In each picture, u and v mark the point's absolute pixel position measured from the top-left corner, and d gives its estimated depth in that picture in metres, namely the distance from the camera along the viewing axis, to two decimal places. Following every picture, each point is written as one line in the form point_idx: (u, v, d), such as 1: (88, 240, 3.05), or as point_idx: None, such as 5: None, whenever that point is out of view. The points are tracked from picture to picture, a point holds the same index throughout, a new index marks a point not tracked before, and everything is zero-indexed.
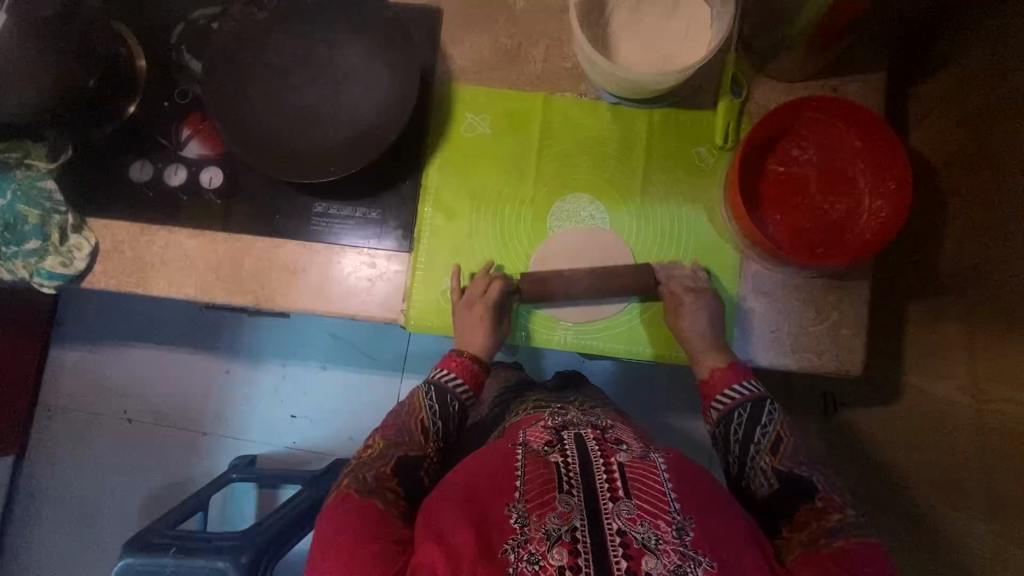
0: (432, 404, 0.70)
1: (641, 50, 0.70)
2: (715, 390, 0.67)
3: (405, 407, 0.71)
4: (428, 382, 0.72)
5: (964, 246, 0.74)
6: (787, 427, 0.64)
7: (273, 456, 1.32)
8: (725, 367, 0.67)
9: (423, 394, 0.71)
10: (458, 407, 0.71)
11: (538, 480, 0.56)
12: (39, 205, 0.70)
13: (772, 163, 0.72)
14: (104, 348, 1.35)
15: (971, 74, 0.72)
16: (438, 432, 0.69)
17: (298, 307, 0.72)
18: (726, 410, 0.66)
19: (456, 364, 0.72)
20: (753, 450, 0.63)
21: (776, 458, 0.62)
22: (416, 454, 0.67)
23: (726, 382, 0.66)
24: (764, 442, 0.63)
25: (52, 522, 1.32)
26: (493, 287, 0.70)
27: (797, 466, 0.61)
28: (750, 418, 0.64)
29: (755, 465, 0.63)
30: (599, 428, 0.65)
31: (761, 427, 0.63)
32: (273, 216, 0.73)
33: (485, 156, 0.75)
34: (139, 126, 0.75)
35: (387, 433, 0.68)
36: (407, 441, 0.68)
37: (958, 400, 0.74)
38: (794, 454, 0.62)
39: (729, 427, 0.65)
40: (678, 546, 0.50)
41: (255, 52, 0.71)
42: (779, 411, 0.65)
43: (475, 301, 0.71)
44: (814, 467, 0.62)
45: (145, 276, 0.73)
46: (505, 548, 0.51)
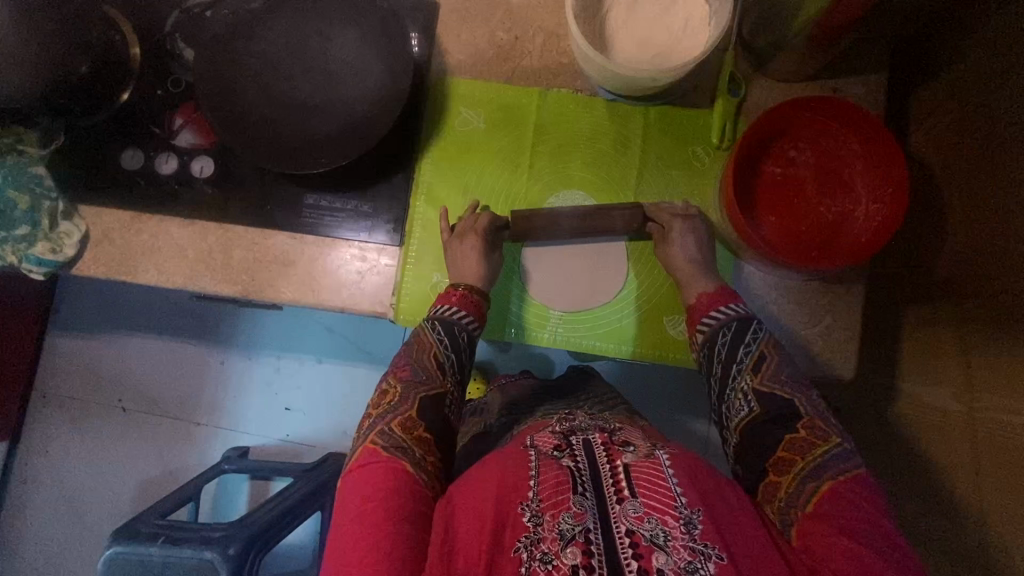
0: (442, 340, 0.68)
1: (638, 48, 0.69)
2: (699, 313, 0.68)
3: (415, 345, 0.68)
4: (431, 318, 0.69)
5: (962, 251, 0.73)
6: (772, 345, 0.64)
7: (266, 448, 1.31)
8: (711, 291, 0.68)
9: (429, 329, 0.68)
10: (467, 338, 0.69)
11: (551, 479, 0.54)
12: (29, 191, 0.70)
13: (768, 164, 0.72)
14: (99, 337, 1.35)
15: (972, 76, 0.71)
16: (453, 366, 0.68)
17: (287, 299, 0.72)
18: (712, 331, 0.66)
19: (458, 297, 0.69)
20: (736, 369, 0.64)
21: (757, 378, 0.63)
22: (435, 391, 0.66)
23: (712, 306, 0.67)
24: (746, 359, 0.64)
25: (45, 510, 1.32)
26: (483, 220, 0.70)
27: (779, 385, 0.62)
28: (735, 337, 0.65)
29: (735, 386, 0.64)
30: (607, 431, 0.64)
31: (744, 346, 0.64)
32: (264, 207, 0.73)
33: (479, 151, 0.75)
34: (131, 113, 0.75)
35: (402, 375, 0.66)
36: (426, 380, 0.66)
37: (953, 406, 0.73)
38: (776, 372, 0.63)
39: (716, 348, 0.66)
40: (687, 541, 0.50)
41: (248, 41, 0.70)
42: (764, 331, 0.65)
43: (466, 234, 0.70)
44: (795, 387, 0.62)
45: (134, 265, 0.73)
46: (516, 546, 0.50)
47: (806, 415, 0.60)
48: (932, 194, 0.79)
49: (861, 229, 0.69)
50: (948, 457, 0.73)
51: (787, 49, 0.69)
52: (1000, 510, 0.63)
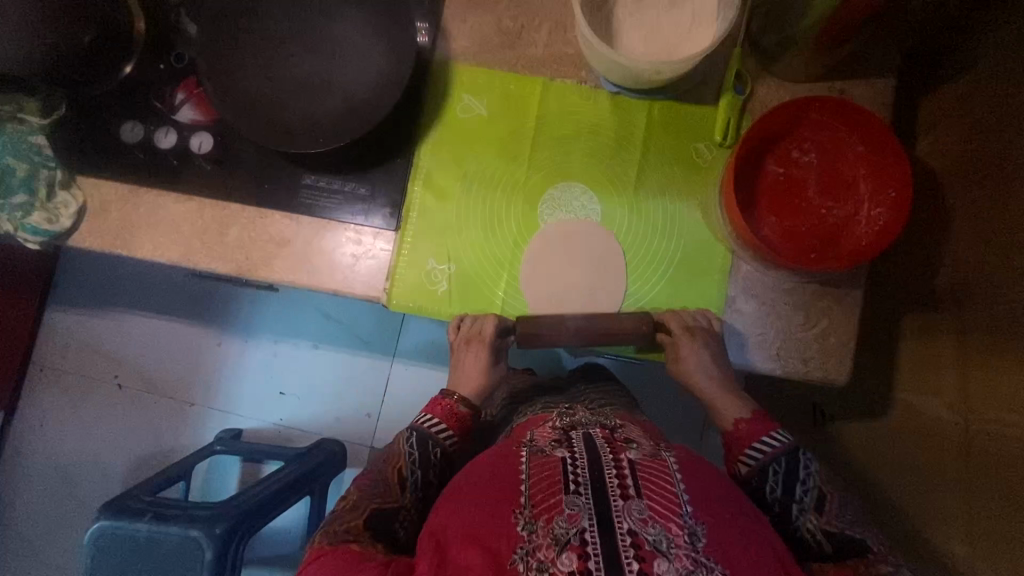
0: (411, 452, 0.69)
1: (643, 40, 0.69)
2: (743, 445, 0.65)
3: (384, 459, 0.70)
4: (411, 427, 0.72)
5: (964, 260, 0.72)
6: (827, 480, 0.61)
7: (259, 431, 1.32)
8: (749, 420, 0.67)
9: (404, 441, 0.70)
10: (440, 453, 0.70)
11: (543, 481, 0.54)
12: (28, 159, 0.70)
13: (771, 163, 0.71)
14: (99, 312, 1.35)
15: (981, 83, 0.70)
16: (415, 480, 0.68)
17: (281, 279, 0.72)
18: (760, 463, 0.63)
19: (451, 414, 0.74)
20: (798, 508, 0.60)
21: (822, 518, 0.60)
22: (388, 505, 0.65)
23: (754, 437, 0.65)
24: (807, 501, 0.60)
25: (36, 481, 1.33)
26: (489, 325, 0.72)
27: (846, 525, 0.59)
28: (787, 473, 0.62)
29: (800, 526, 0.60)
30: (608, 427, 0.64)
31: (801, 484, 0.61)
32: (262, 186, 0.73)
33: (479, 140, 0.74)
34: (134, 86, 0.74)
35: (361, 486, 0.67)
36: (383, 491, 0.66)
37: (946, 418, 0.72)
38: (840, 513, 0.60)
39: (766, 482, 0.62)
40: (690, 552, 0.49)
41: (253, 18, 0.70)
42: (814, 461, 0.62)
43: (472, 339, 0.73)
44: (864, 527, 0.59)
45: (129, 239, 0.73)
46: (513, 559, 0.49)
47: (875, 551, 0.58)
48: (936, 204, 0.78)
49: (862, 233, 0.68)
50: (937, 475, 0.72)
51: (795, 47, 0.68)
52: (990, 528, 0.62)
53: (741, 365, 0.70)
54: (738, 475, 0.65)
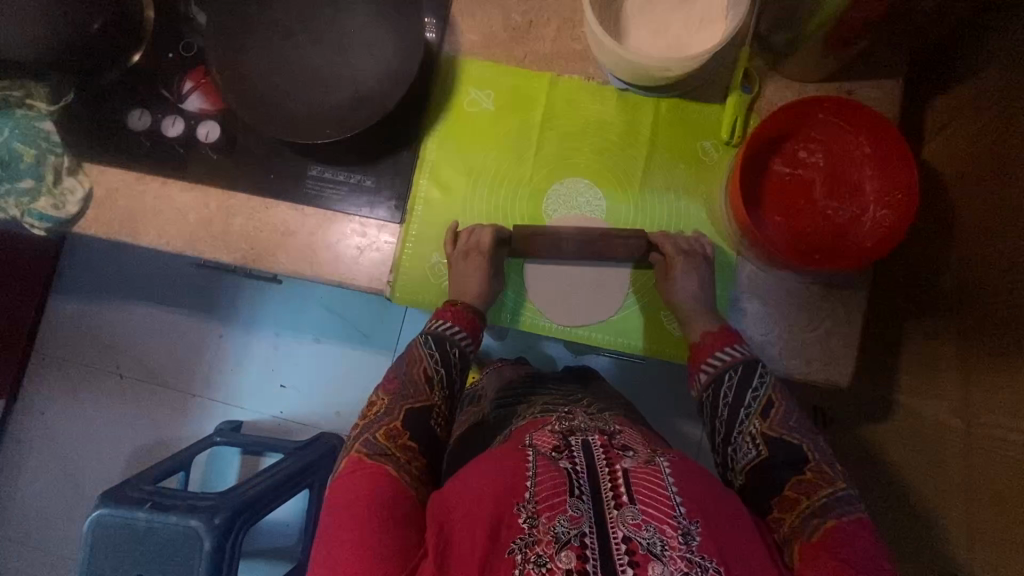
0: (432, 353, 0.70)
1: (651, 37, 0.69)
2: (703, 353, 0.67)
3: (406, 359, 0.70)
4: (426, 332, 0.71)
5: (969, 263, 0.72)
6: (778, 391, 0.64)
7: (260, 423, 1.32)
8: (715, 331, 0.67)
9: (421, 345, 0.70)
10: (458, 353, 0.71)
11: (549, 484, 0.53)
12: (35, 145, 0.71)
13: (777, 163, 0.71)
14: (103, 302, 1.35)
15: (989, 87, 0.69)
16: (440, 379, 0.69)
17: (285, 270, 0.72)
18: (717, 372, 0.66)
19: (455, 314, 0.71)
20: (744, 413, 0.63)
21: (766, 423, 0.62)
22: (421, 404, 0.67)
23: (717, 347, 0.66)
24: (754, 406, 0.63)
25: (36, 470, 1.33)
26: (485, 236, 0.70)
27: (786, 431, 0.61)
28: (740, 381, 0.64)
29: (744, 432, 0.62)
30: (606, 434, 0.63)
31: (752, 392, 0.63)
32: (268, 176, 0.73)
33: (485, 134, 0.74)
34: (142, 74, 0.74)
35: (390, 389, 0.68)
36: (411, 392, 0.67)
37: (948, 422, 0.72)
38: (784, 420, 0.62)
39: (720, 390, 0.65)
40: (684, 553, 0.49)
41: (262, 8, 0.70)
42: (770, 375, 0.65)
43: (471, 251, 0.70)
44: (803, 435, 0.61)
45: (135, 226, 0.73)
46: (511, 548, 0.50)
47: (812, 460, 0.59)
48: (943, 207, 0.78)
49: (866, 235, 0.68)
50: (938, 477, 0.72)
51: (803, 47, 0.68)
52: (990, 533, 0.62)
53: None
54: (698, 386, 0.68)
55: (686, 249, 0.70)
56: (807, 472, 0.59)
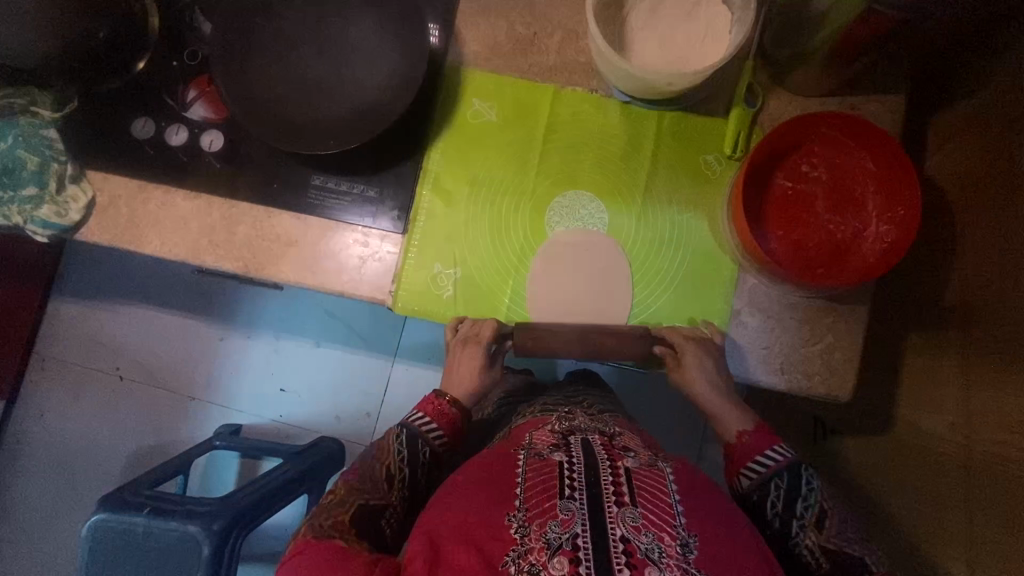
0: (401, 450, 0.69)
1: (655, 51, 0.69)
2: (742, 461, 0.66)
3: (374, 452, 0.71)
4: (401, 425, 0.72)
5: (969, 280, 0.72)
6: (828, 497, 0.62)
7: (259, 428, 1.32)
8: (753, 433, 0.68)
9: (394, 437, 0.71)
10: (428, 452, 0.70)
11: (538, 486, 0.54)
12: (39, 152, 0.71)
13: (780, 177, 0.71)
14: (103, 304, 1.35)
15: (991, 104, 0.70)
16: (404, 479, 0.68)
17: (286, 279, 0.72)
18: (761, 477, 0.64)
19: (442, 414, 0.73)
20: (798, 524, 0.62)
21: (822, 535, 0.61)
22: (379, 503, 0.66)
23: (757, 451, 0.66)
24: (808, 517, 0.62)
25: (36, 472, 1.33)
26: (484, 329, 0.70)
27: (845, 543, 0.60)
28: (789, 490, 0.62)
29: (799, 542, 0.61)
30: (607, 434, 0.64)
31: (802, 502, 0.62)
32: (271, 186, 0.73)
33: (488, 146, 0.74)
34: (146, 82, 0.75)
35: (349, 479, 0.68)
36: (370, 488, 0.67)
37: (947, 437, 0.72)
38: (839, 531, 0.61)
39: (768, 498, 0.63)
40: (681, 562, 0.49)
41: (267, 18, 0.70)
42: (817, 479, 0.63)
43: (470, 340, 0.71)
44: (862, 545, 0.60)
45: (138, 234, 0.73)
46: (505, 561, 0.49)
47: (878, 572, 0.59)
48: (945, 222, 0.78)
49: (869, 249, 0.68)
50: (937, 493, 0.72)
51: (807, 61, 0.68)
52: (987, 550, 0.62)
53: (746, 380, 0.70)
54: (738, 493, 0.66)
55: (690, 335, 0.69)
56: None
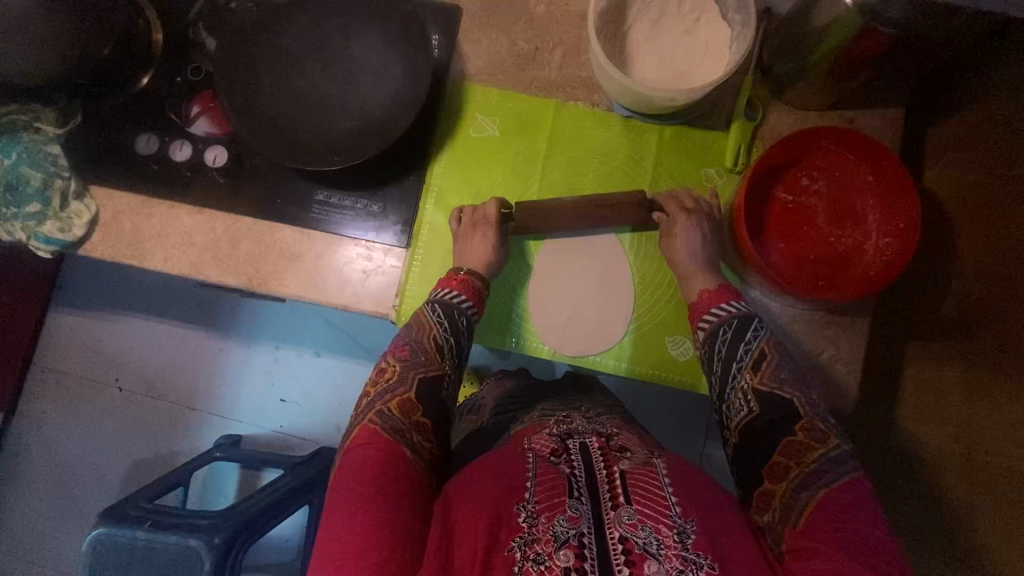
0: (440, 323, 0.67)
1: (656, 68, 0.70)
2: (700, 311, 0.68)
3: (413, 327, 0.67)
4: (431, 301, 0.69)
5: (969, 289, 0.73)
6: (773, 345, 0.64)
7: (260, 438, 1.32)
8: (713, 290, 0.68)
9: (428, 313, 0.68)
10: (466, 324, 0.68)
11: (549, 481, 0.54)
12: (42, 168, 0.71)
13: (780, 191, 0.72)
14: (102, 315, 1.35)
15: (986, 117, 0.71)
16: (451, 348, 0.67)
17: (290, 292, 0.72)
18: (712, 327, 0.66)
19: (469, 286, 0.69)
20: (736, 367, 0.63)
21: (757, 376, 0.62)
22: (432, 373, 0.65)
23: (710, 304, 0.67)
24: (747, 359, 0.63)
25: (34, 485, 1.32)
26: (490, 207, 0.71)
27: (777, 385, 0.61)
28: (735, 336, 0.65)
29: (735, 386, 0.63)
30: (604, 436, 0.63)
31: (744, 345, 0.64)
32: (275, 201, 0.73)
33: (490, 159, 0.75)
34: (150, 99, 0.75)
35: (400, 356, 0.65)
36: (421, 361, 0.65)
37: (950, 446, 0.72)
38: (775, 372, 0.62)
39: (715, 342, 0.65)
40: (680, 551, 0.49)
41: (271, 35, 0.70)
42: (765, 330, 0.65)
43: (477, 224, 0.71)
44: (796, 388, 0.61)
45: (142, 251, 0.73)
46: (511, 546, 0.50)
47: (802, 416, 0.59)
48: (942, 232, 0.78)
49: (869, 263, 0.68)
50: (941, 499, 0.73)
51: (808, 76, 0.68)
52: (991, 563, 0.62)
53: None
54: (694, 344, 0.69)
55: (689, 208, 0.71)
56: (795, 425, 0.59)
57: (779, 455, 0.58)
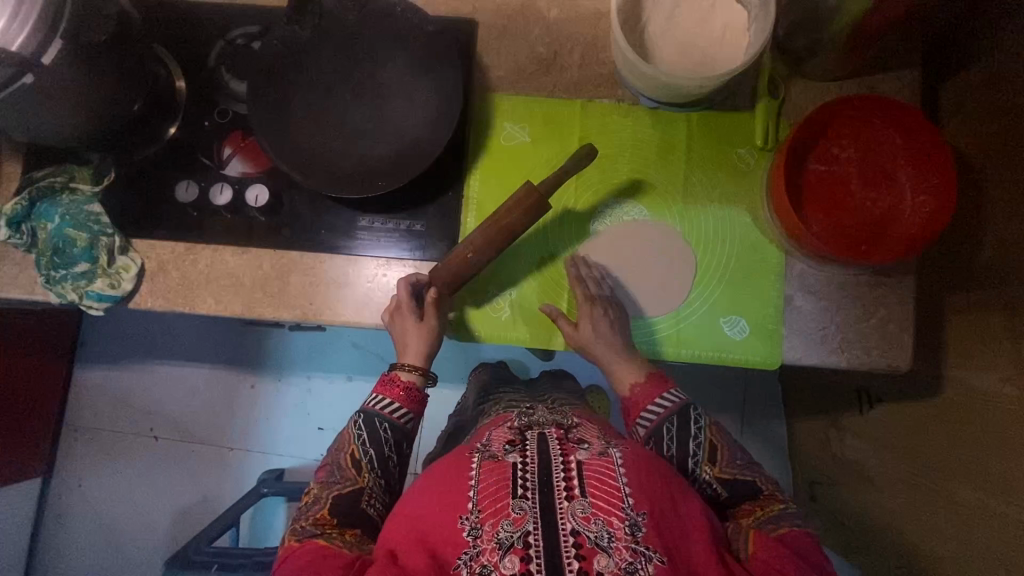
0: (361, 434, 0.69)
1: (678, 56, 0.71)
2: (639, 406, 0.70)
3: (339, 442, 0.70)
4: (359, 411, 0.71)
5: (1004, 235, 0.74)
6: (715, 431, 0.69)
7: (301, 470, 1.31)
8: (644, 382, 0.71)
9: (352, 425, 0.70)
10: (388, 429, 0.70)
11: (491, 486, 0.56)
12: (87, 228, 0.71)
13: (812, 162, 0.73)
14: (128, 365, 1.35)
15: (1004, 65, 0.73)
16: (370, 460, 0.68)
17: (345, 320, 0.73)
18: (653, 426, 0.69)
19: (399, 387, 0.72)
20: (694, 462, 0.67)
21: (716, 467, 0.67)
22: (352, 488, 0.67)
23: (648, 399, 0.70)
24: (701, 454, 0.67)
25: (80, 544, 1.32)
26: (401, 292, 0.69)
27: (737, 471, 0.67)
28: (680, 430, 0.68)
29: (699, 477, 0.67)
30: (563, 427, 0.66)
31: (693, 440, 0.68)
32: (319, 233, 0.74)
33: (525, 165, 0.75)
34: (181, 146, 0.75)
35: (321, 477, 0.69)
36: (341, 479, 0.68)
37: (999, 391, 0.73)
38: (730, 461, 0.68)
39: (662, 441, 0.68)
40: (630, 543, 0.52)
41: (296, 68, 0.70)
42: (704, 417, 0.69)
43: (403, 309, 0.70)
44: (752, 470, 0.68)
45: (190, 297, 0.73)
46: (458, 563, 0.52)
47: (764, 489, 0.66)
48: (967, 183, 0.80)
49: (908, 221, 0.70)
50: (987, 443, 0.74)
51: (826, 50, 0.71)
52: None
53: (805, 362, 0.72)
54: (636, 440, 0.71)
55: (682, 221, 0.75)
56: (761, 496, 0.66)
57: (745, 520, 0.64)
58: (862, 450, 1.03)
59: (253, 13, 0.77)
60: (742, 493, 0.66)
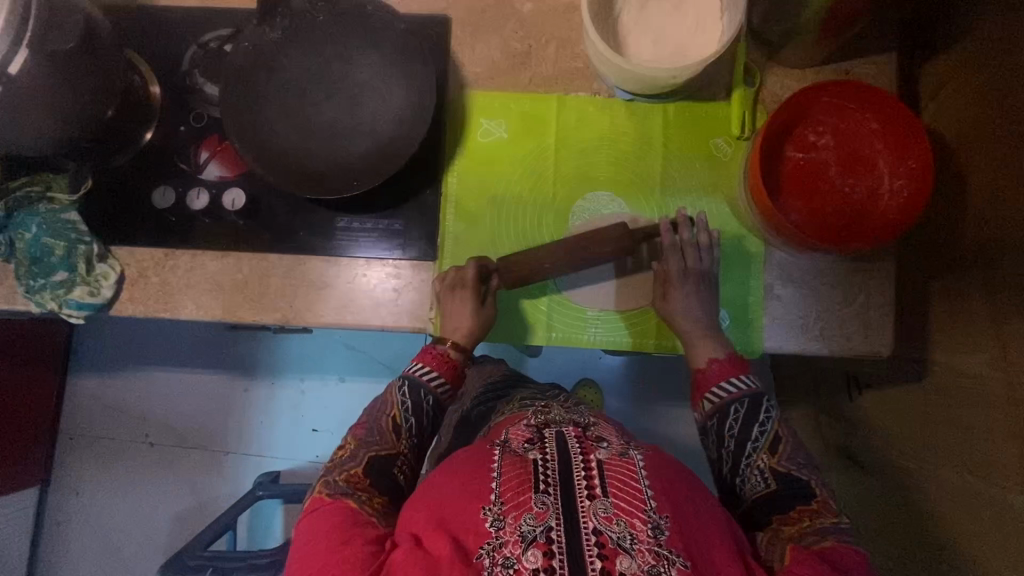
0: (404, 401, 0.70)
1: (651, 47, 0.71)
2: (707, 385, 0.70)
3: (379, 404, 0.71)
4: (402, 376, 0.72)
5: (986, 217, 0.73)
6: (784, 426, 0.67)
7: (296, 472, 1.31)
8: (723, 360, 0.70)
9: (395, 389, 0.71)
10: (432, 402, 0.71)
11: (514, 479, 0.56)
12: (64, 236, 0.71)
13: (790, 150, 0.73)
14: (122, 373, 1.35)
15: (982, 48, 0.72)
16: (411, 428, 0.70)
17: (325, 322, 0.73)
18: (722, 403, 0.68)
19: (445, 362, 0.72)
20: (752, 447, 0.66)
21: (774, 458, 0.65)
22: (389, 452, 0.68)
23: (721, 377, 0.69)
24: (762, 440, 0.66)
25: (79, 551, 1.32)
26: (468, 271, 0.70)
27: (795, 467, 0.64)
28: (747, 414, 0.67)
29: (752, 463, 0.65)
30: (581, 426, 0.65)
31: (759, 425, 0.66)
32: (297, 234, 0.74)
33: (502, 160, 0.75)
34: (158, 152, 0.75)
35: (359, 432, 0.69)
36: (378, 440, 0.68)
37: (984, 374, 0.72)
38: (791, 456, 0.65)
39: (727, 418, 0.67)
40: (653, 546, 0.51)
41: (269, 70, 0.70)
42: (775, 410, 0.67)
43: (457, 288, 0.70)
44: (807, 471, 0.64)
45: (171, 302, 0.73)
46: (480, 553, 0.52)
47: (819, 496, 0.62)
48: (948, 166, 0.79)
49: (886, 206, 0.69)
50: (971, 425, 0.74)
51: (800, 36, 0.70)
52: None
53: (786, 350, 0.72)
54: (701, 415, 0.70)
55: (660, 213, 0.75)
56: (813, 503, 0.62)
57: (791, 527, 0.60)
58: (852, 436, 1.03)
59: (226, 18, 0.77)
60: (794, 491, 0.63)
